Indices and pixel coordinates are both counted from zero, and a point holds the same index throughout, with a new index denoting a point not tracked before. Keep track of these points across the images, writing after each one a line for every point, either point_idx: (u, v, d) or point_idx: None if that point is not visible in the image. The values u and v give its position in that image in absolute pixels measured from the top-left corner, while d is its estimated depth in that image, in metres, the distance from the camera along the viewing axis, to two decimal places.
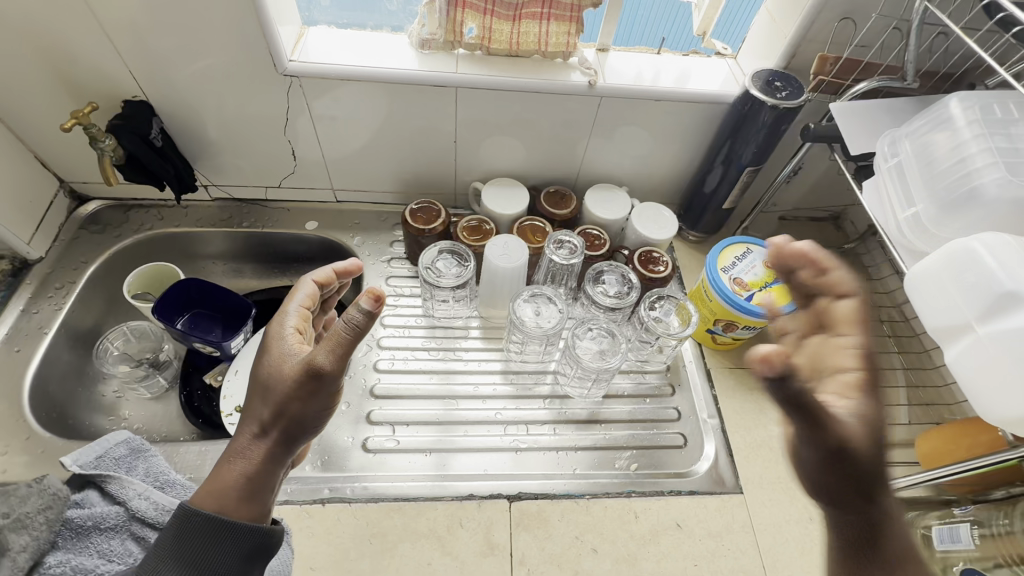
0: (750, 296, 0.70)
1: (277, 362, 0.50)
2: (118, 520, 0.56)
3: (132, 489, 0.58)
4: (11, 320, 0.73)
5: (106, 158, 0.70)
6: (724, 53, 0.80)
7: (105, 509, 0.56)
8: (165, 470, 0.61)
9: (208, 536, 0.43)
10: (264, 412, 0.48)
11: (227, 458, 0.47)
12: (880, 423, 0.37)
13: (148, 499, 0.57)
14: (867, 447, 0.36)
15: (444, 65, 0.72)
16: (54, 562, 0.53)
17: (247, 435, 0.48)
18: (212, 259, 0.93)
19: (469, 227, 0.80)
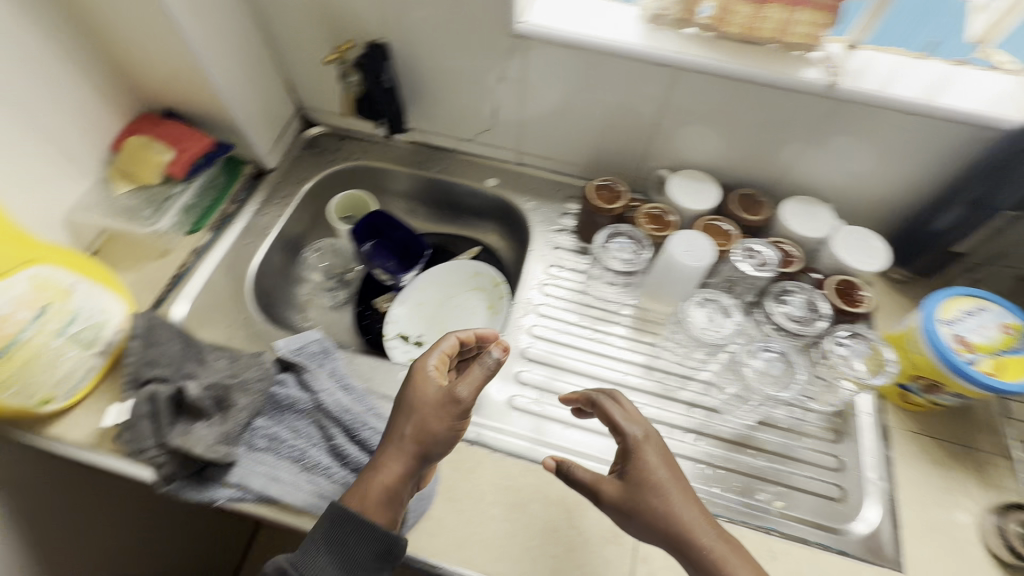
0: (974, 359, 0.59)
1: (419, 387, 0.56)
2: (310, 408, 0.65)
3: (323, 386, 0.66)
4: (247, 217, 0.86)
5: (348, 92, 0.80)
6: (1002, 67, 0.66)
7: (301, 397, 0.66)
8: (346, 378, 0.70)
9: (352, 535, 0.51)
10: (408, 428, 0.54)
11: (371, 465, 0.54)
12: (648, 470, 0.54)
13: (333, 398, 0.66)
14: (643, 496, 0.53)
15: (669, 43, 0.69)
16: (260, 426, 0.63)
17: (389, 448, 0.54)
18: (397, 195, 1.01)
19: (651, 215, 0.77)
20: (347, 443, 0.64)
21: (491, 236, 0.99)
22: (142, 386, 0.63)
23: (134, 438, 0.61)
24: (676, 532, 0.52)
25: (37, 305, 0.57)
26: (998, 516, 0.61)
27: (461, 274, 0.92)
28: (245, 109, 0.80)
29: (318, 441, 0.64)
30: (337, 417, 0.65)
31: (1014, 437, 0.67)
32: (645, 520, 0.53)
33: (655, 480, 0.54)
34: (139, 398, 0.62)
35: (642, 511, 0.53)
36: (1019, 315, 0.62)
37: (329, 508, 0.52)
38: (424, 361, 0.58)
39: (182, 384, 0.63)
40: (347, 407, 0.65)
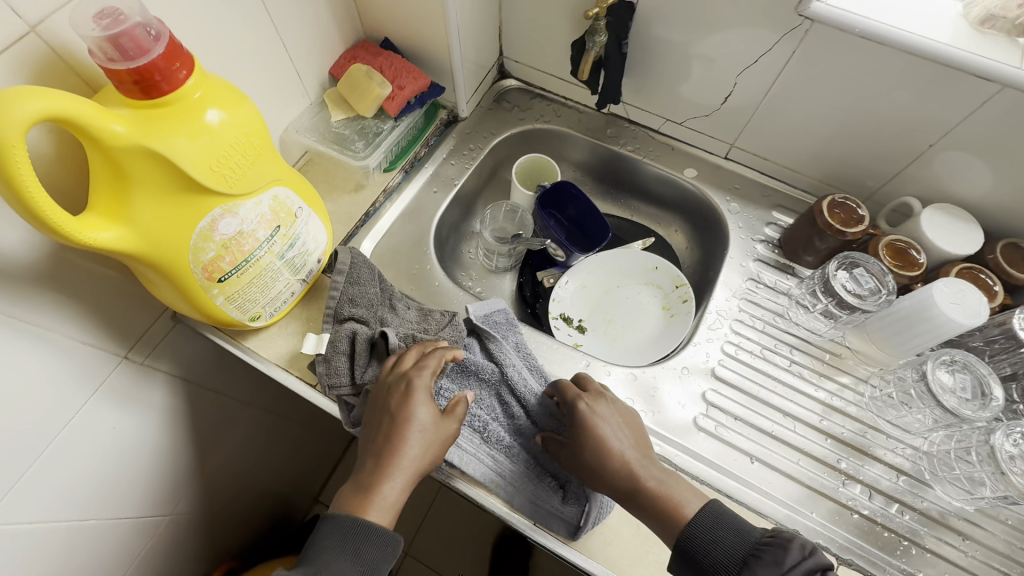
0: None
1: (420, 410, 0.54)
2: (498, 383, 0.63)
3: (515, 365, 0.63)
4: (436, 164, 0.83)
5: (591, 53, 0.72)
6: None
7: (490, 369, 0.63)
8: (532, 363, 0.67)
9: (362, 539, 0.50)
10: (413, 452, 0.53)
11: (371, 483, 0.53)
12: (581, 412, 0.57)
13: (525, 381, 0.63)
14: (579, 445, 0.57)
15: (998, 52, 0.57)
16: (446, 387, 0.61)
17: (398, 475, 0.53)
18: (574, 167, 0.96)
19: (893, 249, 0.67)
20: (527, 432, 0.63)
21: (668, 230, 0.92)
22: (342, 323, 0.62)
23: (328, 372, 0.60)
24: (615, 471, 0.55)
25: (273, 226, 0.56)
26: None
27: (637, 265, 0.85)
28: (464, 51, 0.76)
29: (499, 419, 0.62)
30: (524, 402, 0.63)
31: None
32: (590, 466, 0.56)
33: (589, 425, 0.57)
34: (339, 334, 0.61)
35: (587, 454, 0.56)
36: None
37: (343, 522, 0.51)
38: (422, 382, 0.55)
39: (382, 328, 0.62)
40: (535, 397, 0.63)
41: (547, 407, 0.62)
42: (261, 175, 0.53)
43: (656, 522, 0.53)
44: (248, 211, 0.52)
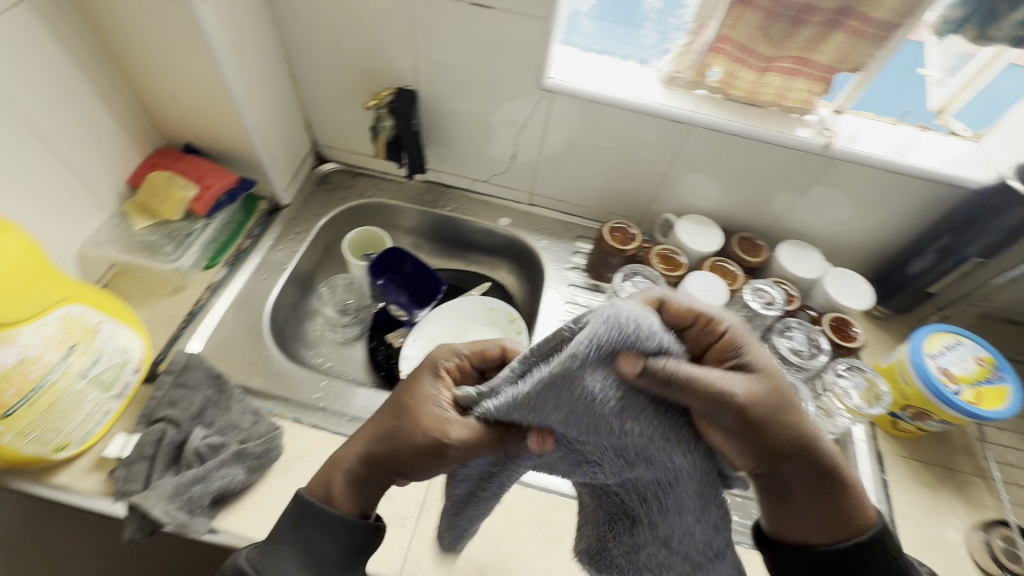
0: (957, 389, 0.67)
1: (418, 381, 0.52)
2: (609, 372, 0.41)
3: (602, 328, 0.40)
4: (262, 252, 0.85)
5: (382, 135, 0.82)
6: (960, 135, 0.78)
7: (595, 367, 0.40)
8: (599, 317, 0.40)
9: (311, 517, 0.49)
10: (383, 424, 0.51)
11: (338, 455, 0.52)
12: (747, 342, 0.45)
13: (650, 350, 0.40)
14: (762, 388, 0.43)
15: (683, 102, 0.76)
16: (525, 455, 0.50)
17: (363, 432, 0.52)
18: (406, 232, 1.03)
19: (661, 256, 0.83)
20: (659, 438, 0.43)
21: (500, 273, 1.02)
22: (152, 425, 0.62)
23: (127, 478, 0.59)
24: (794, 422, 0.44)
25: (65, 345, 0.54)
26: (983, 532, 0.69)
27: (475, 309, 0.94)
28: (269, 145, 0.81)
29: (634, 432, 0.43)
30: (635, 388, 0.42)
31: (987, 459, 0.76)
32: (754, 434, 0.42)
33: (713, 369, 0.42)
34: (146, 438, 0.61)
35: (754, 420, 0.42)
36: (989, 348, 0.71)
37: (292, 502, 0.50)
38: (437, 354, 0.54)
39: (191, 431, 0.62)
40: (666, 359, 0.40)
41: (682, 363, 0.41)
42: (40, 297, 0.52)
43: (823, 480, 0.46)
44: (30, 337, 0.51)
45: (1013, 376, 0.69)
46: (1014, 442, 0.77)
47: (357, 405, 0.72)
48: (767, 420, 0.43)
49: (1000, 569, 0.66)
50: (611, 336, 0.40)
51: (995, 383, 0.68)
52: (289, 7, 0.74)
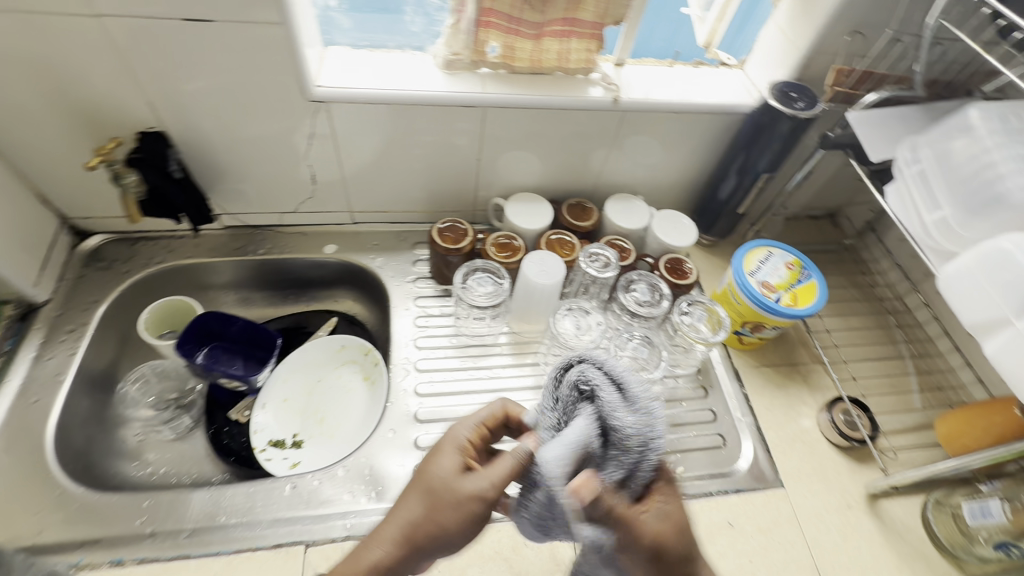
0: (778, 297, 0.74)
1: (437, 460, 0.50)
2: (625, 429, 0.44)
3: (613, 404, 0.44)
4: (25, 369, 0.68)
5: (131, 194, 0.68)
6: (728, 64, 0.83)
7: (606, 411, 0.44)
8: (578, 375, 0.47)
9: None
10: (416, 511, 0.48)
11: (358, 549, 0.47)
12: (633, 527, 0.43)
13: (628, 448, 0.43)
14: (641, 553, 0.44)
15: (469, 84, 0.73)
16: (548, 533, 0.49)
17: (386, 526, 0.48)
18: (224, 288, 0.89)
19: (498, 244, 0.80)
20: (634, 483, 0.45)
21: (346, 303, 0.93)
22: None
23: None
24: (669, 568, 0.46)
25: None
26: (827, 411, 0.77)
27: (326, 351, 0.85)
28: None
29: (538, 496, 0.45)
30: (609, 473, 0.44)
31: (818, 345, 0.85)
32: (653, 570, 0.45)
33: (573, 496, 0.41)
34: None
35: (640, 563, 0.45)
36: (794, 252, 0.78)
37: None
38: (455, 431, 0.52)
39: None
40: (615, 468, 0.44)
41: (614, 462, 0.44)
42: None
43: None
44: None
45: (817, 271, 0.77)
46: (834, 324, 0.88)
47: (196, 514, 0.61)
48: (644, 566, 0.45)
49: (846, 439, 0.74)
50: (600, 422, 0.44)
51: (804, 282, 0.75)
52: None
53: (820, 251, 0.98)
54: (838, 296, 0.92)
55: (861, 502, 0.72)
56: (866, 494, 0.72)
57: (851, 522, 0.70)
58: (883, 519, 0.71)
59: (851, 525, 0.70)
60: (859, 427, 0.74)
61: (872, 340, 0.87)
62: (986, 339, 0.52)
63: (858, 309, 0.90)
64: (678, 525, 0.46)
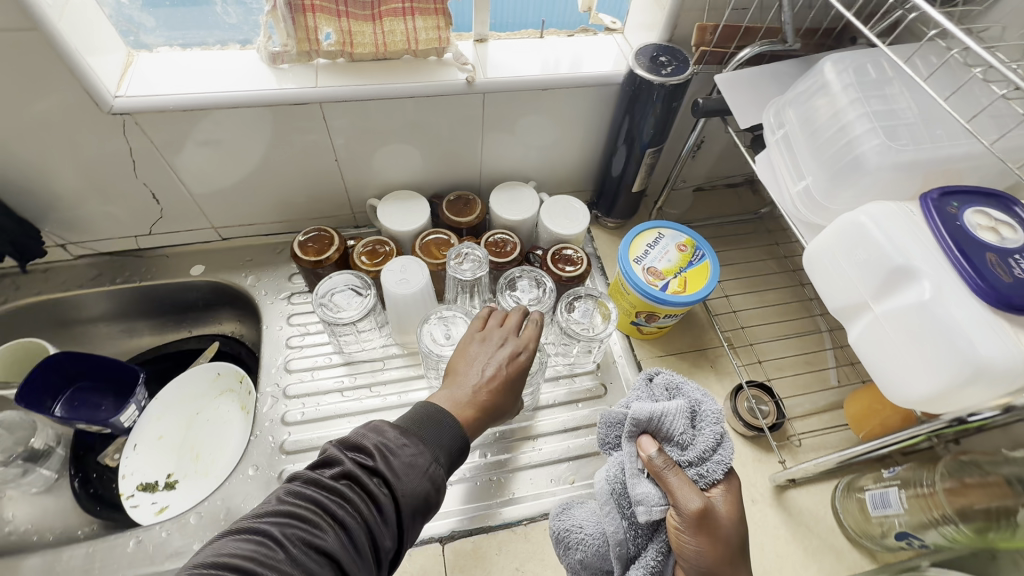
0: (665, 284, 0.67)
1: (524, 344, 0.55)
2: (696, 410, 0.48)
3: (698, 394, 0.49)
4: None
5: None
6: (613, 28, 0.76)
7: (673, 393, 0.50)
8: (664, 374, 0.52)
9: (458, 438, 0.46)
10: (516, 379, 0.53)
11: (465, 395, 0.50)
12: (680, 493, 0.45)
13: (707, 432, 0.47)
14: (698, 532, 0.44)
15: (302, 79, 0.65)
16: (634, 545, 0.49)
17: (492, 381, 0.52)
18: (92, 322, 0.83)
19: (367, 252, 0.73)
20: (705, 464, 0.47)
21: (230, 324, 0.87)
22: None
23: None
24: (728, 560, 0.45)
25: None
26: (730, 400, 0.71)
27: (201, 382, 0.79)
28: None
29: (621, 462, 0.50)
30: (684, 454, 0.48)
31: (724, 328, 0.79)
32: (712, 554, 0.44)
33: (639, 444, 0.48)
34: None
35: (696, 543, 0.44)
36: (687, 232, 0.72)
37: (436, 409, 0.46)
38: (530, 322, 0.58)
39: None
40: (689, 449, 0.47)
41: (689, 444, 0.47)
42: None
43: None
44: None
45: (711, 249, 0.71)
46: (744, 302, 0.82)
47: None
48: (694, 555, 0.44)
49: (749, 430, 0.69)
50: (687, 410, 0.48)
51: (697, 264, 0.69)
52: None
53: (738, 221, 0.90)
54: (752, 270, 0.85)
55: (767, 495, 0.67)
56: (773, 486, 0.67)
57: (755, 518, 0.65)
58: (791, 512, 0.66)
59: (755, 521, 0.65)
60: (760, 416, 0.68)
61: (786, 315, 0.81)
62: (852, 324, 0.46)
63: (774, 282, 0.84)
64: (735, 518, 0.46)
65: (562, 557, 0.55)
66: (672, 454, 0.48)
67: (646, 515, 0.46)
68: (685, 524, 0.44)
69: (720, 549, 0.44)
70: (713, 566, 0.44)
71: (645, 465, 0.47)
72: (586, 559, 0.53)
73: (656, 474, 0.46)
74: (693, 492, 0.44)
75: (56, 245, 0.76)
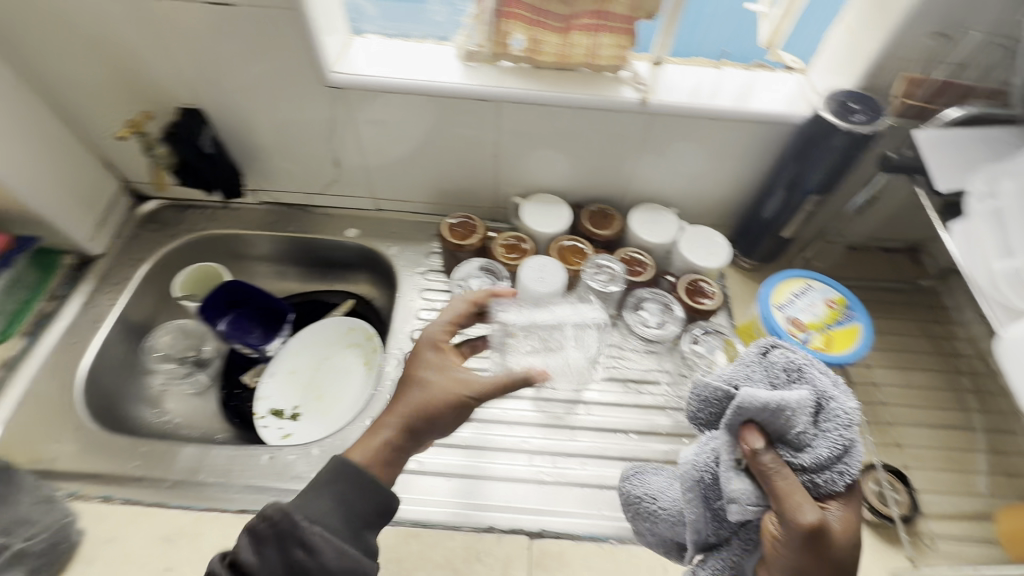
0: (807, 339, 0.64)
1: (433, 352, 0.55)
2: (813, 407, 0.44)
3: (826, 385, 0.45)
4: (73, 313, 0.77)
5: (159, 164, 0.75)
6: (793, 68, 0.74)
7: (789, 384, 0.46)
8: (783, 354, 0.48)
9: (360, 484, 0.47)
10: (417, 394, 0.52)
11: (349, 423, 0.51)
12: (789, 502, 0.41)
13: (832, 436, 0.43)
14: (802, 545, 0.40)
15: (488, 77, 0.70)
16: (715, 535, 0.48)
17: (382, 410, 0.52)
18: (257, 260, 0.95)
19: (506, 245, 0.77)
20: (818, 474, 0.43)
21: (365, 287, 0.96)
22: None
23: None
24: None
25: None
26: (857, 477, 0.65)
27: (332, 331, 0.87)
28: (49, 195, 0.72)
29: (717, 449, 0.46)
30: (798, 455, 0.44)
31: (862, 400, 0.72)
32: (811, 569, 0.41)
33: (742, 435, 0.43)
34: None
35: (797, 553, 0.41)
36: (839, 288, 0.68)
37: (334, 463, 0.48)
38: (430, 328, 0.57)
39: None
40: (808, 450, 0.43)
41: (806, 444, 0.43)
42: None
43: None
44: None
45: (864, 312, 0.66)
46: (888, 377, 0.75)
47: (182, 467, 0.65)
48: (790, 565, 0.41)
49: (874, 515, 0.63)
50: (813, 405, 0.43)
51: (845, 325, 0.65)
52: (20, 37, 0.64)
53: (889, 289, 0.83)
54: (901, 344, 0.78)
55: None
56: None
57: None
58: None
59: None
60: (890, 503, 0.62)
61: (935, 402, 0.73)
62: None
63: (924, 363, 0.76)
64: (848, 534, 0.43)
65: (632, 522, 0.57)
66: (783, 451, 0.44)
67: (741, 513, 0.43)
68: (789, 534, 0.41)
69: (820, 561, 0.41)
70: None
71: (750, 460, 0.43)
72: (655, 528, 0.54)
73: (762, 468, 0.42)
74: (805, 501, 0.41)
75: (249, 190, 0.88)
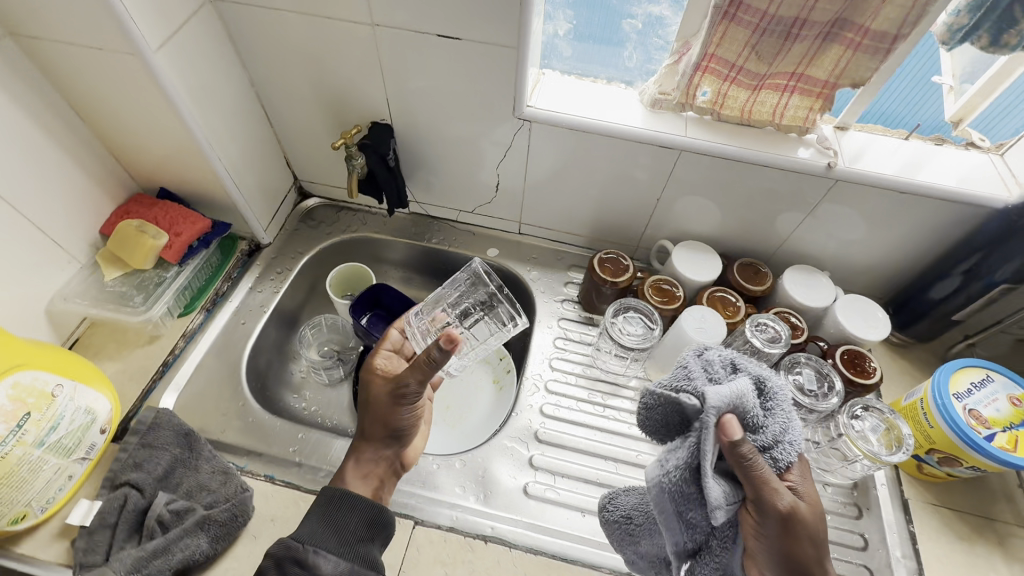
0: (989, 435, 0.60)
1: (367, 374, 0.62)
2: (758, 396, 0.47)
3: (757, 367, 0.48)
4: (242, 295, 0.83)
5: (354, 174, 0.80)
6: (980, 144, 0.71)
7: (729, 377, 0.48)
8: (717, 351, 0.49)
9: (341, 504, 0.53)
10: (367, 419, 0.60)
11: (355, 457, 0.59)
12: (764, 487, 0.43)
13: (779, 415, 0.46)
14: (786, 529, 0.43)
15: (672, 125, 0.72)
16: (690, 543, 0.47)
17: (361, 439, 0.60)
18: (396, 265, 1.00)
19: (656, 288, 0.78)
20: (778, 455, 0.46)
21: None
22: (115, 489, 0.59)
23: (87, 551, 0.56)
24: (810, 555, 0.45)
25: (18, 415, 0.55)
26: None
27: None
28: (245, 187, 0.78)
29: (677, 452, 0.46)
30: (756, 437, 0.46)
31: None
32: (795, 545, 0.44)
33: (720, 430, 0.44)
34: (109, 505, 0.58)
35: (784, 533, 0.44)
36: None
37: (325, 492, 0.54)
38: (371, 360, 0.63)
39: (155, 494, 0.59)
40: (763, 430, 0.46)
41: (762, 426, 0.46)
42: None
43: None
44: None
45: None
46: None
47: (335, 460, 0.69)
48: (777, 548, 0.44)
49: None
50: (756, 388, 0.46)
51: None
52: (254, 48, 0.70)
53: None
54: None
55: None
56: None
57: None
58: None
59: None
60: None
61: None
62: None
63: None
64: (815, 508, 0.46)
65: (619, 539, 0.59)
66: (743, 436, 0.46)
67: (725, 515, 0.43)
68: (773, 517, 0.43)
69: (799, 540, 0.44)
70: (790, 554, 0.44)
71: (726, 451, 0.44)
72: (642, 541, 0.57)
73: (738, 456, 0.43)
74: (778, 483, 0.44)
75: None
